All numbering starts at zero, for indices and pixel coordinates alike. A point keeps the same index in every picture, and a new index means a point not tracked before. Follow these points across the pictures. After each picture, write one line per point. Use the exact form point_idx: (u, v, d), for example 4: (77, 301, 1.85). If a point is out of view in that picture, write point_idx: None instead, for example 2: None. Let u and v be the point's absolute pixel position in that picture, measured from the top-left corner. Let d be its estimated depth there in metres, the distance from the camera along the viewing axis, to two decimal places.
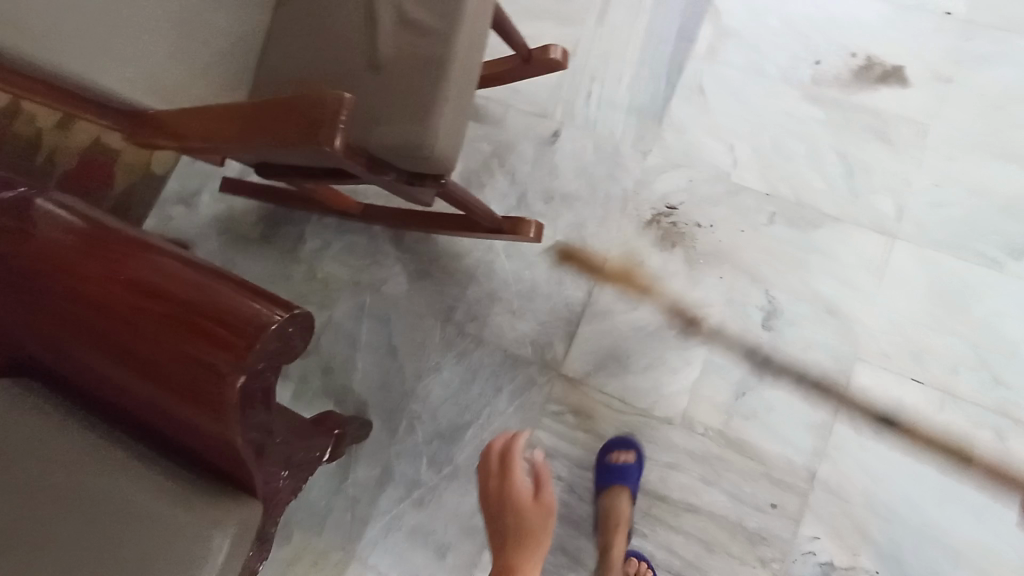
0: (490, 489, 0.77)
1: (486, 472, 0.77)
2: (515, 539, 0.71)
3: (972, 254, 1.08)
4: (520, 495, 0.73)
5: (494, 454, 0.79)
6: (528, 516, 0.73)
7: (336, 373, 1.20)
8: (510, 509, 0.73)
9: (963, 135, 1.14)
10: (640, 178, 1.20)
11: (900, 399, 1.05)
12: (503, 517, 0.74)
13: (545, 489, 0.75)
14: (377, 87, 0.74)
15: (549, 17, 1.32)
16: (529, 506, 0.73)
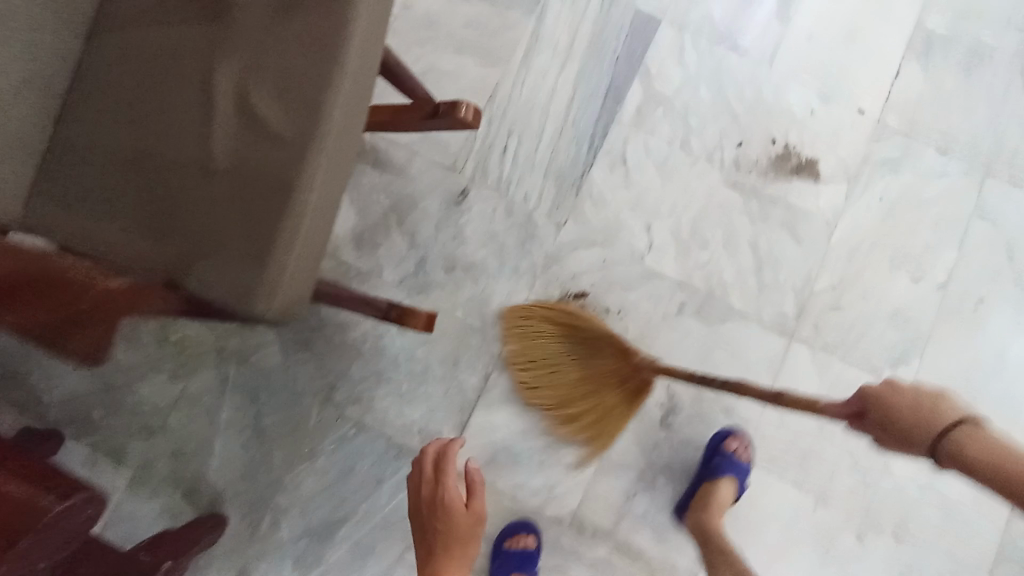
0: (425, 497, 0.84)
1: (424, 478, 0.85)
2: (445, 535, 0.77)
3: (858, 360, 1.12)
4: (452, 497, 0.82)
5: (430, 460, 0.87)
6: (456, 517, 0.79)
7: (187, 458, 1.01)
8: (440, 515, 0.80)
9: (867, 238, 1.15)
10: (552, 254, 1.10)
11: (780, 503, 1.07)
12: (436, 517, 0.79)
13: (475, 497, 0.81)
14: (212, 213, 0.71)
15: (468, 50, 1.15)
16: (460, 508, 0.80)
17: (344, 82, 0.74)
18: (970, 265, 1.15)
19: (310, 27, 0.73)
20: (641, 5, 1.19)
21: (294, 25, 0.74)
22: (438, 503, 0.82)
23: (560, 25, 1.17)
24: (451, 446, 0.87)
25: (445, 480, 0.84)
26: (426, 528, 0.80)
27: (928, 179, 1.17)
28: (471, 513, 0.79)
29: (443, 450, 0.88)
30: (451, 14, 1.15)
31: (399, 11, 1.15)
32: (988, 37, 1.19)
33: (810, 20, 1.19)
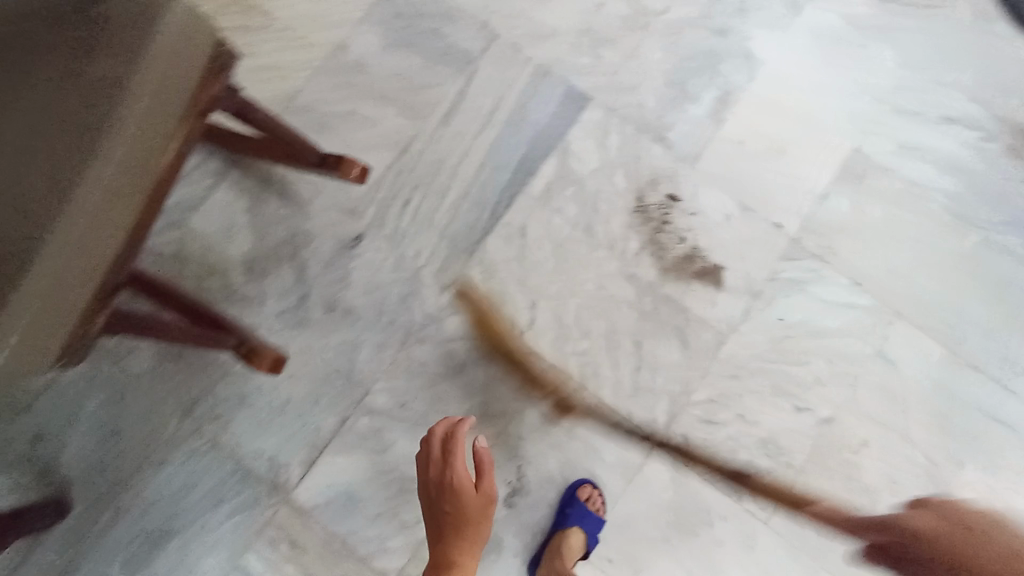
0: (433, 477, 0.92)
1: (431, 457, 0.93)
2: (456, 516, 0.89)
3: (717, 479, 1.10)
4: (462, 480, 0.90)
5: (438, 442, 0.94)
6: (468, 501, 0.89)
7: (46, 443, 1.07)
8: (453, 496, 0.89)
9: (757, 358, 1.12)
10: (431, 314, 1.11)
11: None
12: (448, 501, 0.90)
13: (485, 478, 0.90)
14: None
15: (392, 98, 1.17)
16: (470, 491, 0.89)
17: (126, 135, 0.64)
18: (856, 405, 1.12)
19: (101, 76, 0.65)
20: (576, 81, 1.19)
21: (90, 75, 0.65)
22: (444, 488, 0.90)
23: (486, 87, 1.17)
24: (460, 431, 0.93)
25: (453, 463, 0.92)
26: (438, 501, 0.91)
27: (834, 308, 1.14)
28: (481, 495, 0.89)
29: (449, 432, 0.94)
30: (384, 62, 1.18)
31: (332, 48, 1.17)
32: (928, 176, 1.17)
33: (743, 128, 1.18)
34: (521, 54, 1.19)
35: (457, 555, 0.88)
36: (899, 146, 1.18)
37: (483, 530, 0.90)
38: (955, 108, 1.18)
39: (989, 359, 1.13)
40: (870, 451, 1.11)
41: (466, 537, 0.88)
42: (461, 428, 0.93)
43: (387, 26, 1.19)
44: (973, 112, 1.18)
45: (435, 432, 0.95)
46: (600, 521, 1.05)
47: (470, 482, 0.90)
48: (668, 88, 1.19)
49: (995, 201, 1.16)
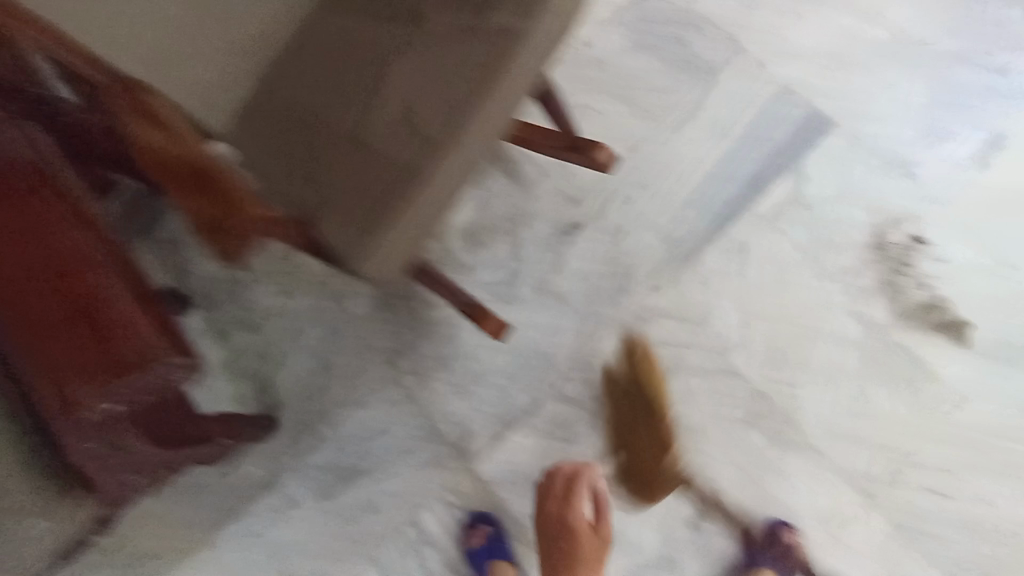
0: (549, 511, 0.91)
1: (553, 492, 0.93)
2: (573, 554, 0.85)
3: (932, 554, 0.99)
4: (581, 521, 0.87)
5: (561, 478, 0.96)
6: (585, 540, 0.85)
7: (268, 362, 1.17)
8: (567, 536, 0.86)
9: (997, 431, 1.01)
10: (637, 313, 1.11)
11: None
12: (563, 539, 0.86)
13: (603, 521, 0.87)
14: (354, 175, 0.78)
15: (628, 99, 1.20)
16: (588, 532, 0.86)
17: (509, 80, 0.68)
18: None
19: (496, 23, 0.68)
20: (822, 104, 1.15)
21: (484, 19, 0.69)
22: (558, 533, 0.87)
23: (723, 100, 1.17)
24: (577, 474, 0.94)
25: (574, 500, 0.90)
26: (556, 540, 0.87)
27: None
28: (598, 537, 0.85)
29: (570, 475, 0.95)
30: (625, 64, 1.21)
31: (579, 45, 1.22)
32: None
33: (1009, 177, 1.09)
34: (767, 70, 1.18)
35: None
36: None
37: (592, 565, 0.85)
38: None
39: None
40: None
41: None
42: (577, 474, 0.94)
43: (635, 31, 1.22)
44: None
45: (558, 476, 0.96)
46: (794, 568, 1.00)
47: (590, 523, 0.87)
48: (925, 124, 1.13)
49: None
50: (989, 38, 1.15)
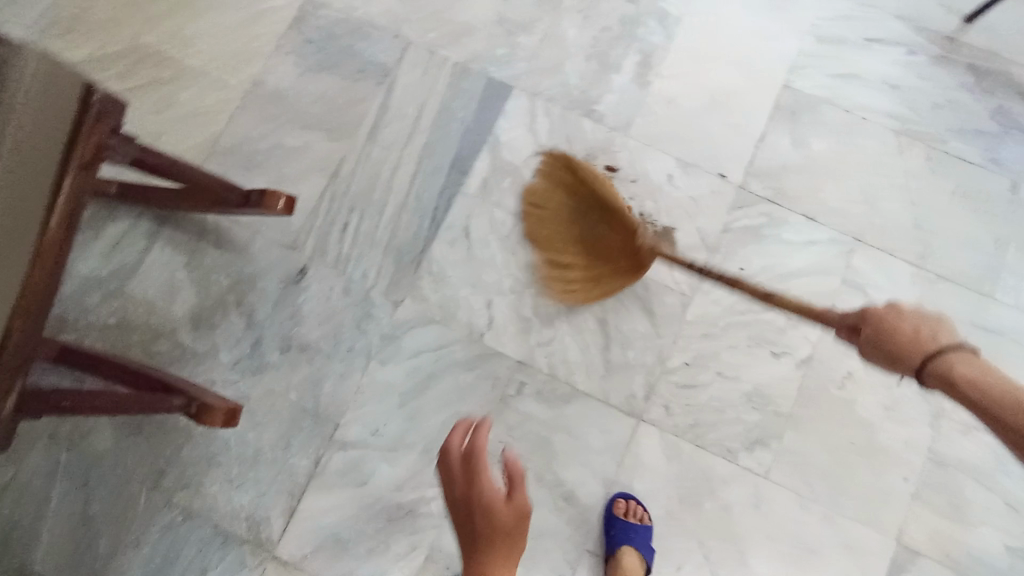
0: (456, 495, 0.65)
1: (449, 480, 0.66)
2: (484, 549, 0.61)
3: (714, 442, 1.04)
4: (487, 496, 0.63)
5: (455, 460, 0.66)
6: (497, 520, 0.62)
7: (14, 545, 1.01)
8: (480, 511, 0.63)
9: (731, 309, 1.08)
10: (388, 333, 1.09)
11: None
12: (467, 531, 0.63)
13: (517, 486, 0.64)
14: None
15: (318, 124, 1.18)
16: (497, 507, 0.62)
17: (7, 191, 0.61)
18: (836, 340, 1.07)
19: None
20: (496, 72, 1.19)
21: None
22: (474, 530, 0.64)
23: (408, 97, 1.19)
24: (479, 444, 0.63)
25: (474, 479, 0.65)
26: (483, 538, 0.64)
27: (794, 249, 1.11)
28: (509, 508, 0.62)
29: (466, 443, 0.66)
30: (301, 93, 1.19)
31: (248, 87, 1.19)
32: (860, 102, 1.15)
33: (669, 86, 1.17)
34: (443, 54, 1.20)
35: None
36: (828, 77, 1.16)
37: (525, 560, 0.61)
38: (878, 31, 1.17)
39: (960, 272, 1.09)
40: (861, 384, 1.05)
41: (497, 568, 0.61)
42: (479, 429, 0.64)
43: (300, 57, 1.20)
44: (895, 31, 1.17)
45: (449, 456, 0.66)
46: (648, 528, 1.00)
47: (503, 495, 0.64)
48: (589, 61, 1.19)
49: (932, 113, 1.14)
50: None
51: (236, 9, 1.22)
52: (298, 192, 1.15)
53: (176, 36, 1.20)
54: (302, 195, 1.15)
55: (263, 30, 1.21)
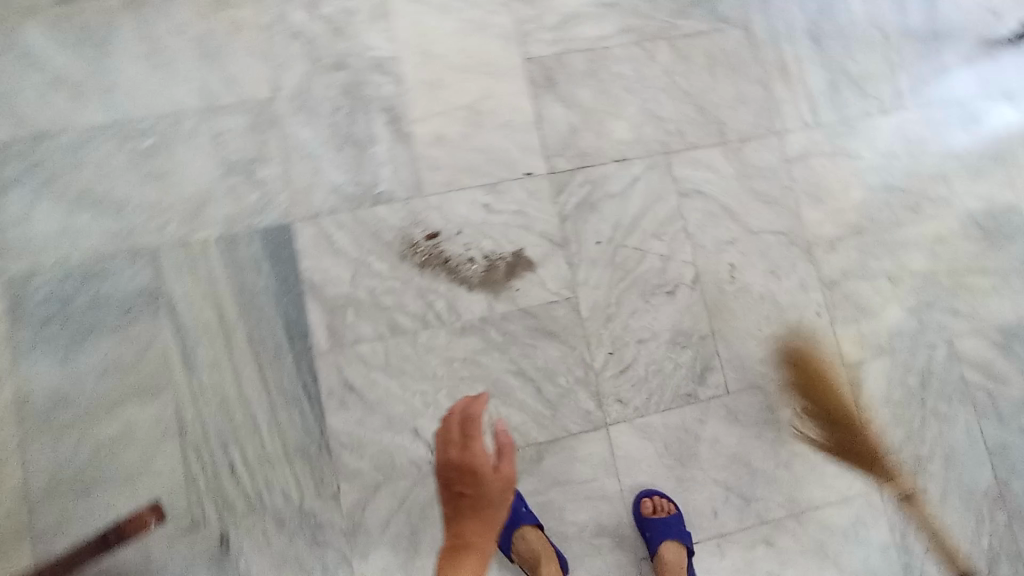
0: (451, 459, 0.97)
1: (452, 440, 0.99)
2: (475, 498, 0.92)
3: (672, 397, 1.07)
4: (482, 463, 0.94)
5: (457, 424, 0.99)
6: (487, 484, 0.92)
7: None
8: (473, 478, 0.93)
9: (613, 284, 1.09)
10: (348, 527, 1.01)
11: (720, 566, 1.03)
12: (467, 484, 0.94)
13: (504, 460, 0.93)
14: None
15: (123, 395, 1.01)
16: (489, 473, 0.93)
17: None
18: (704, 246, 1.12)
19: None
20: (262, 220, 1.06)
21: None
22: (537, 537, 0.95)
23: (194, 303, 1.03)
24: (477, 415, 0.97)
25: (472, 447, 0.97)
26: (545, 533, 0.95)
27: (627, 195, 1.12)
28: (499, 479, 0.92)
29: (467, 416, 0.99)
30: (82, 376, 1.01)
31: (17, 408, 1.00)
32: (593, 34, 1.17)
33: (431, 125, 1.11)
34: (198, 238, 1.04)
35: (472, 535, 0.92)
36: (553, 33, 1.16)
37: (502, 512, 0.92)
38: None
39: (754, 125, 1.17)
40: (743, 268, 1.12)
41: (483, 517, 0.91)
42: (479, 404, 0.99)
43: (49, 342, 1.01)
44: None
45: (454, 417, 1.00)
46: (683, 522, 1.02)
47: (491, 466, 0.93)
48: (342, 151, 1.09)
49: (652, 8, 1.19)
50: (304, 44, 1.11)
51: None
52: (160, 469, 1.00)
53: None
54: (162, 472, 1.00)
55: None
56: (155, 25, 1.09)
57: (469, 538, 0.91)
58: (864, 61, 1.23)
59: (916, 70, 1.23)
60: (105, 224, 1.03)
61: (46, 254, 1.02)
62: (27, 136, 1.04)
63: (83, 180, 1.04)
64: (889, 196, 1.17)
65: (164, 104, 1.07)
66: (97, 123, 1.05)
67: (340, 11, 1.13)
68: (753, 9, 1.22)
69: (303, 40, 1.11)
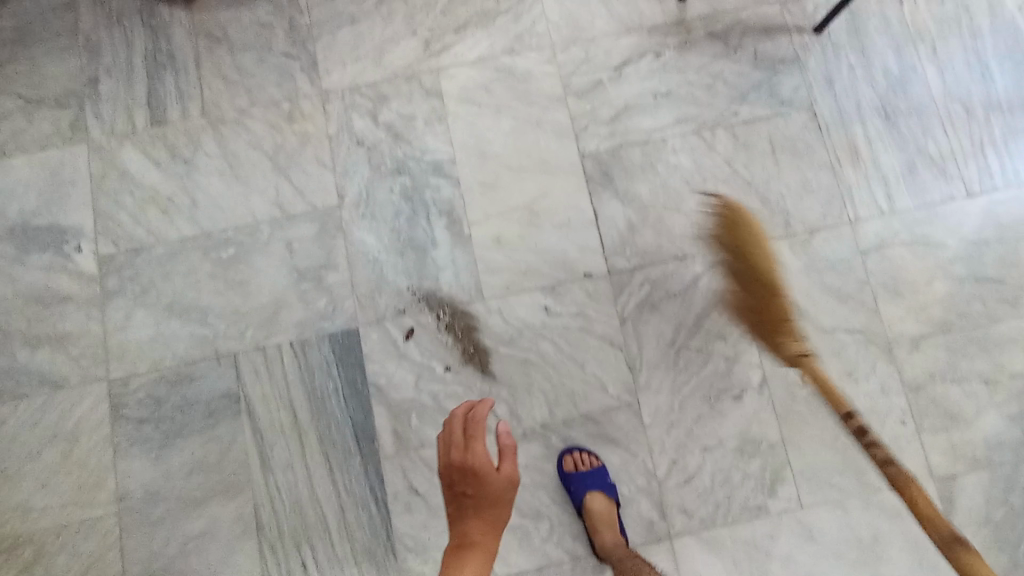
0: (453, 461, 0.89)
1: (451, 443, 0.90)
2: (478, 498, 0.84)
3: (740, 510, 1.03)
4: (483, 463, 0.86)
5: (458, 428, 0.92)
6: (490, 484, 0.85)
7: None
8: (474, 480, 0.85)
9: (677, 389, 1.07)
10: None
11: None
12: (468, 484, 0.86)
13: (506, 458, 0.88)
14: None
15: (207, 492, 1.07)
16: (492, 473, 0.85)
17: None
18: (772, 350, 1.07)
19: None
20: (331, 324, 1.11)
21: None
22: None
23: (271, 404, 1.09)
24: (481, 416, 0.91)
25: (475, 447, 0.89)
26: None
27: (689, 295, 1.10)
28: (502, 479, 0.85)
29: (469, 418, 0.92)
30: (171, 475, 1.07)
31: (115, 507, 1.07)
32: (649, 126, 1.16)
33: (486, 230, 1.12)
34: (273, 344, 1.11)
35: (477, 533, 0.82)
36: (608, 125, 1.16)
37: (506, 514, 0.85)
38: (618, 57, 1.19)
39: (823, 216, 1.10)
40: (818, 371, 1.06)
41: (487, 514, 0.83)
42: (484, 406, 0.93)
43: (144, 441, 1.09)
44: (631, 50, 1.19)
45: (454, 421, 0.93)
46: None
47: (494, 466, 0.87)
48: (405, 255, 1.12)
49: (709, 94, 1.16)
50: (368, 151, 1.17)
51: (49, 444, 1.09)
52: (237, 566, 1.04)
53: (10, 512, 1.07)
54: (243, 569, 1.04)
55: (90, 445, 1.09)
56: (235, 142, 1.18)
57: (474, 534, 0.81)
58: (948, 137, 1.13)
59: (1011, 145, 1.13)
60: (191, 332, 1.12)
61: (139, 362, 1.11)
62: (125, 250, 1.14)
63: (173, 290, 1.13)
64: (980, 289, 1.08)
65: (243, 216, 1.15)
66: (185, 236, 1.15)
67: (400, 117, 1.18)
68: (820, 89, 1.15)
69: (367, 147, 1.17)
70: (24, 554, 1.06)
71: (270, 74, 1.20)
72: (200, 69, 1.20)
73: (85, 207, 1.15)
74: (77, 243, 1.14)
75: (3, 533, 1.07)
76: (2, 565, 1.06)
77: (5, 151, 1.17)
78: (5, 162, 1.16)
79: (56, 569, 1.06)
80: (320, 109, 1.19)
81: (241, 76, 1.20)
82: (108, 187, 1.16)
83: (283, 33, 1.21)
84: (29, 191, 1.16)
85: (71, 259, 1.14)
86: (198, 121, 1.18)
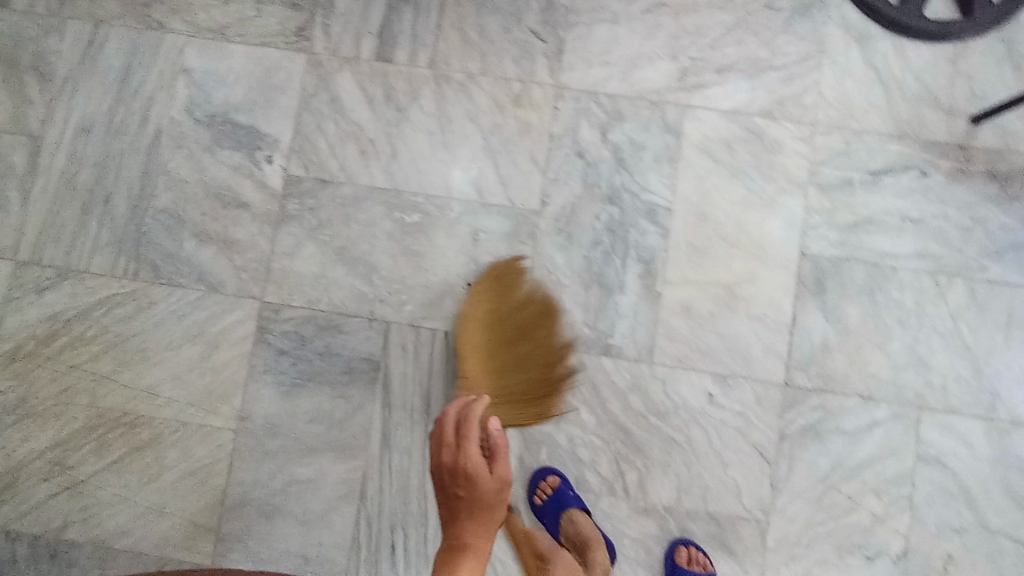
0: (443, 462, 0.77)
1: (443, 444, 0.78)
2: (472, 502, 0.74)
3: None
4: (474, 462, 0.75)
5: (450, 427, 0.80)
6: (484, 485, 0.74)
7: None
8: (466, 484, 0.74)
9: (812, 525, 1.04)
10: None
11: None
12: (460, 486, 0.75)
13: (499, 461, 0.77)
14: None
15: (323, 445, 1.06)
16: (485, 475, 0.75)
17: None
18: (924, 527, 1.03)
19: None
20: None
21: None
22: None
23: (410, 386, 1.06)
24: (478, 416, 0.80)
25: (468, 449, 0.77)
26: None
27: (859, 438, 1.05)
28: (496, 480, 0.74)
29: (463, 417, 0.80)
30: (295, 416, 1.07)
31: (235, 425, 1.07)
32: (886, 248, 1.08)
33: (683, 292, 1.07)
34: (427, 327, 1.07)
35: (468, 535, 0.72)
36: (841, 230, 1.08)
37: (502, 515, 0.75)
38: (881, 161, 1.09)
39: None
40: (961, 566, 1.02)
41: (479, 512, 0.73)
42: (479, 411, 0.81)
43: (278, 373, 1.07)
44: (896, 159, 1.09)
45: (448, 418, 0.81)
46: None
47: (489, 469, 0.76)
48: (589, 290, 1.07)
49: (962, 239, 1.07)
50: (585, 166, 1.08)
51: (188, 341, 1.08)
52: (329, 525, 1.05)
53: (136, 391, 1.08)
54: (335, 529, 1.05)
55: (227, 357, 1.08)
56: (454, 106, 1.10)
57: (468, 539, 0.72)
58: None
59: None
60: (352, 284, 1.08)
61: (294, 294, 1.08)
62: (314, 179, 1.09)
63: (347, 237, 1.09)
64: None
65: (437, 187, 1.09)
66: (376, 186, 1.09)
67: (631, 142, 1.09)
68: None
69: (586, 161, 1.08)
70: (137, 435, 1.07)
71: (511, 45, 1.10)
72: (442, 16, 1.11)
73: (288, 121, 1.10)
74: (270, 153, 1.10)
75: (122, 407, 1.07)
76: (114, 435, 1.07)
77: (227, 35, 1.11)
78: (223, 46, 1.10)
79: (161, 460, 1.07)
80: (551, 102, 1.10)
81: (481, 38, 1.11)
82: (315, 109, 1.10)
83: (539, 7, 1.11)
84: (240, 86, 1.10)
85: (260, 168, 1.09)
86: (424, 70, 1.10)
